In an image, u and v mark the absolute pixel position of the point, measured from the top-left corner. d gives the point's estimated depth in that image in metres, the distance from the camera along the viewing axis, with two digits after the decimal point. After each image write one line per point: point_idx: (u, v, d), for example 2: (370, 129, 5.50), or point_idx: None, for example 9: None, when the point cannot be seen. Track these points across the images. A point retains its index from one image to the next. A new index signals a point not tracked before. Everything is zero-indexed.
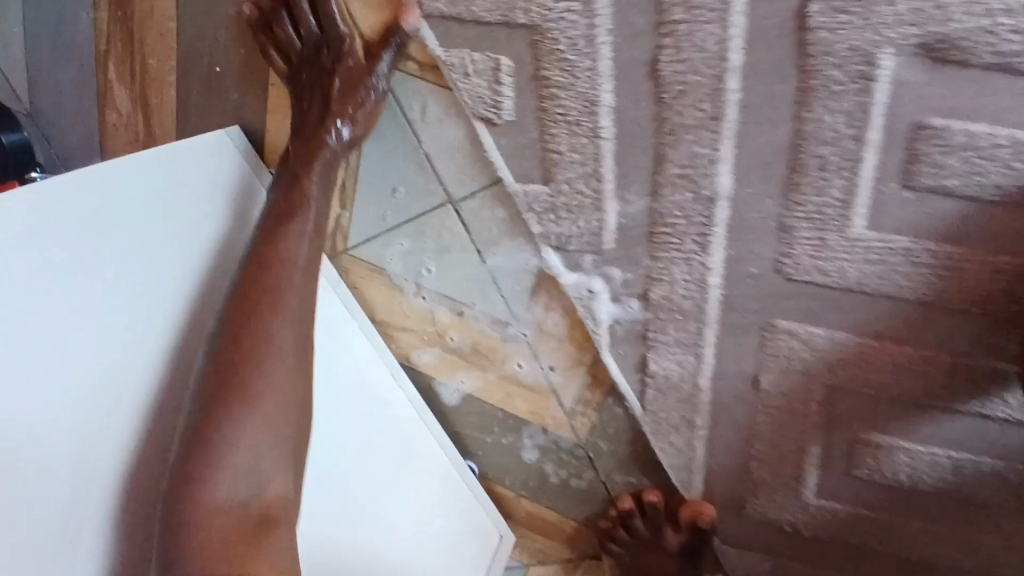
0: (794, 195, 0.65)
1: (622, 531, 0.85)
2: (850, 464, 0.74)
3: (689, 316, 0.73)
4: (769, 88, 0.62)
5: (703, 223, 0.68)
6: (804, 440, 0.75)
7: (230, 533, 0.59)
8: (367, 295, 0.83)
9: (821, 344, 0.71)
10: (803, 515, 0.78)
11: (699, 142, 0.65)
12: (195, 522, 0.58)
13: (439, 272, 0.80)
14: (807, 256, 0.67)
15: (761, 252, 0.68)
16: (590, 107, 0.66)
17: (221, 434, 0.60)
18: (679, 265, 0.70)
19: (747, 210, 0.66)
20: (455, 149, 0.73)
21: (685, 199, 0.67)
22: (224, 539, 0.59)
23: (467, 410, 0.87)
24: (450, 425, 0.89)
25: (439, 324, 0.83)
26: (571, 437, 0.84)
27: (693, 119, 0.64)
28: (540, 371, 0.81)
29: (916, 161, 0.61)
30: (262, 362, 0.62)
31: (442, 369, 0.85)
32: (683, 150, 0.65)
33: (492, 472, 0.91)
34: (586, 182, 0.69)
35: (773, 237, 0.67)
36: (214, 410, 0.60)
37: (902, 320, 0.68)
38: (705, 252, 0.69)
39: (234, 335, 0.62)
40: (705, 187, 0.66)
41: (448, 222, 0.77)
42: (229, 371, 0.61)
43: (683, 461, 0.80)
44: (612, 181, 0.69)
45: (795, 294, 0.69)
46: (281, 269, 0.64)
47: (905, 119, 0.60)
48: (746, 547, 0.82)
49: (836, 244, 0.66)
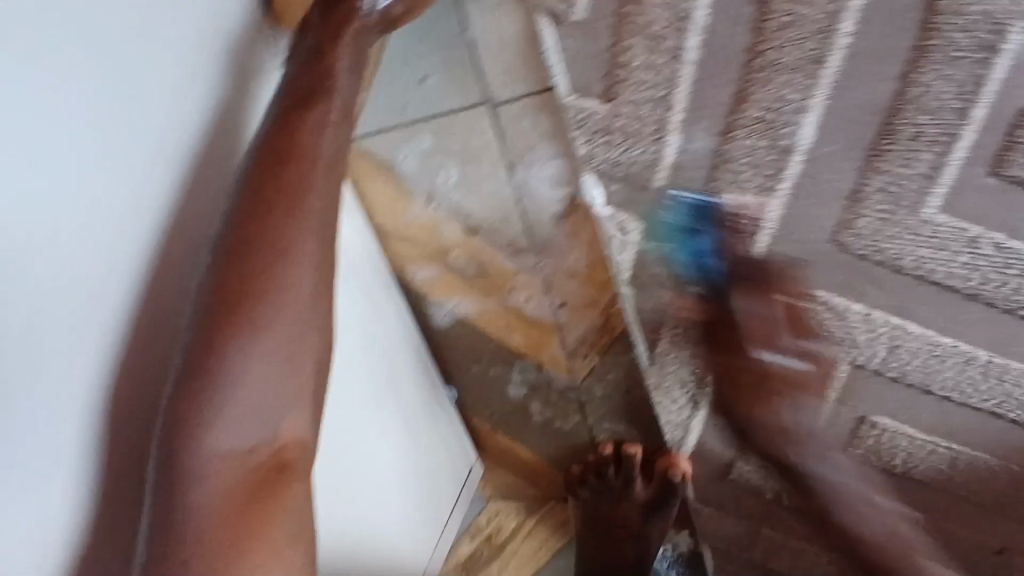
0: (874, 161, 0.60)
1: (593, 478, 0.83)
2: (848, 442, 0.73)
3: (725, 272, 0.67)
4: (883, 40, 0.54)
5: (770, 175, 0.62)
6: (811, 415, 0.73)
7: (234, 486, 0.47)
8: (367, 195, 0.71)
9: (856, 324, 0.67)
10: (786, 484, 0.78)
11: (792, 86, 0.58)
12: (196, 468, 0.45)
13: (458, 181, 0.70)
14: (869, 229, 0.62)
15: (822, 218, 0.63)
16: (680, 23, 0.57)
17: (242, 347, 0.46)
18: (731, 217, 0.64)
19: (820, 170, 0.61)
20: (508, 42, 0.62)
21: (757, 145, 0.61)
22: (224, 497, 0.46)
23: (458, 334, 0.81)
24: (435, 349, 0.83)
25: (445, 240, 0.74)
26: (565, 379, 0.79)
27: (792, 59, 0.57)
28: (550, 307, 0.75)
29: (1010, 151, 0.56)
30: (293, 271, 0.48)
31: (439, 286, 0.78)
32: (771, 91, 0.58)
33: (471, 402, 0.86)
34: (651, 109, 0.61)
35: (839, 203, 0.62)
36: (238, 314, 0.46)
37: (946, 311, 0.64)
38: (764, 207, 0.63)
39: (266, 212, 0.47)
40: (784, 135, 0.60)
41: (481, 127, 0.67)
42: (256, 257, 0.47)
43: (680, 416, 0.77)
44: (681, 112, 0.61)
45: (844, 268, 0.64)
46: (304, 190, 0.49)
47: (1014, 104, 0.54)
48: (719, 506, 0.82)
49: (903, 220, 0.61)
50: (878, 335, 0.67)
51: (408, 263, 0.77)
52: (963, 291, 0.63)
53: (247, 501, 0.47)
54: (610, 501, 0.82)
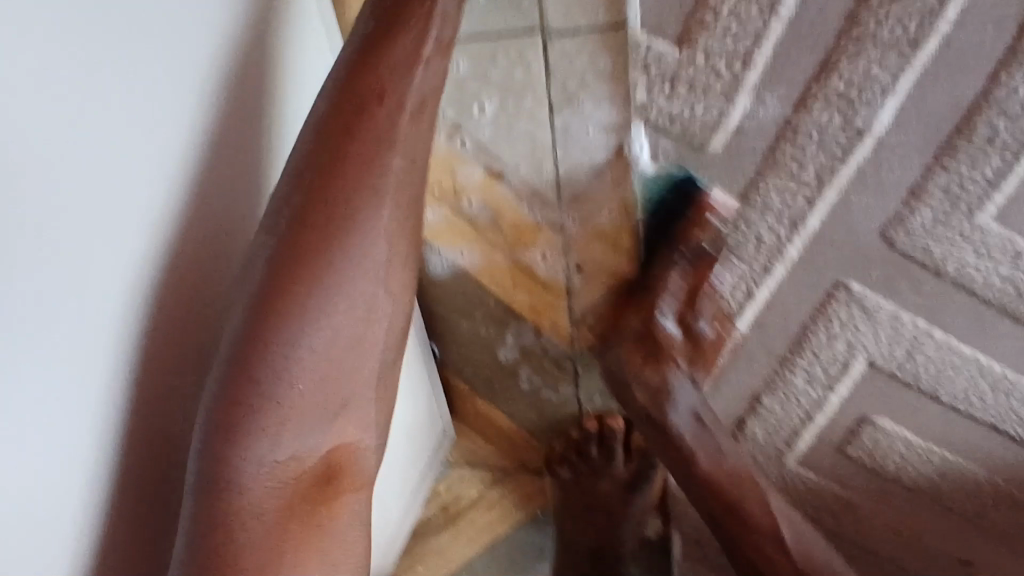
0: (944, 157, 0.57)
1: (574, 456, 0.78)
2: (844, 441, 0.72)
3: (762, 254, 0.64)
4: (981, 35, 0.50)
5: (835, 156, 0.58)
6: (813, 408, 0.71)
7: (291, 494, 0.49)
8: None
9: (881, 321, 0.65)
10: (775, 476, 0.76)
11: (882, 64, 0.54)
12: (246, 480, 0.45)
13: (488, 116, 0.62)
14: (920, 227, 0.60)
15: (875, 210, 0.60)
16: None
17: (292, 355, 0.44)
18: (782, 194, 0.61)
19: (887, 160, 0.58)
20: None
21: (829, 122, 0.57)
22: (281, 500, 0.48)
23: (454, 285, 0.74)
24: (424, 298, 0.75)
25: (460, 178, 0.67)
26: (564, 347, 0.74)
27: (887, 36, 0.53)
28: (565, 269, 0.69)
29: None
30: (353, 269, 0.46)
31: (442, 229, 0.70)
32: (858, 66, 0.55)
33: (453, 359, 0.79)
34: (726, 65, 0.56)
35: (897, 197, 0.59)
36: (288, 319, 0.44)
37: (973, 320, 0.63)
38: (820, 189, 0.60)
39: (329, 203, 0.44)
40: (859, 117, 0.56)
41: (527, 61, 0.59)
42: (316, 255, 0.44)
43: (677, 399, 0.74)
44: (757, 74, 0.56)
45: (885, 263, 0.62)
46: (376, 161, 0.45)
47: None
48: None
49: (957, 223, 0.59)
50: (900, 338, 0.65)
51: None
52: (993, 304, 0.62)
53: (295, 504, 0.49)
54: (594, 479, 0.77)
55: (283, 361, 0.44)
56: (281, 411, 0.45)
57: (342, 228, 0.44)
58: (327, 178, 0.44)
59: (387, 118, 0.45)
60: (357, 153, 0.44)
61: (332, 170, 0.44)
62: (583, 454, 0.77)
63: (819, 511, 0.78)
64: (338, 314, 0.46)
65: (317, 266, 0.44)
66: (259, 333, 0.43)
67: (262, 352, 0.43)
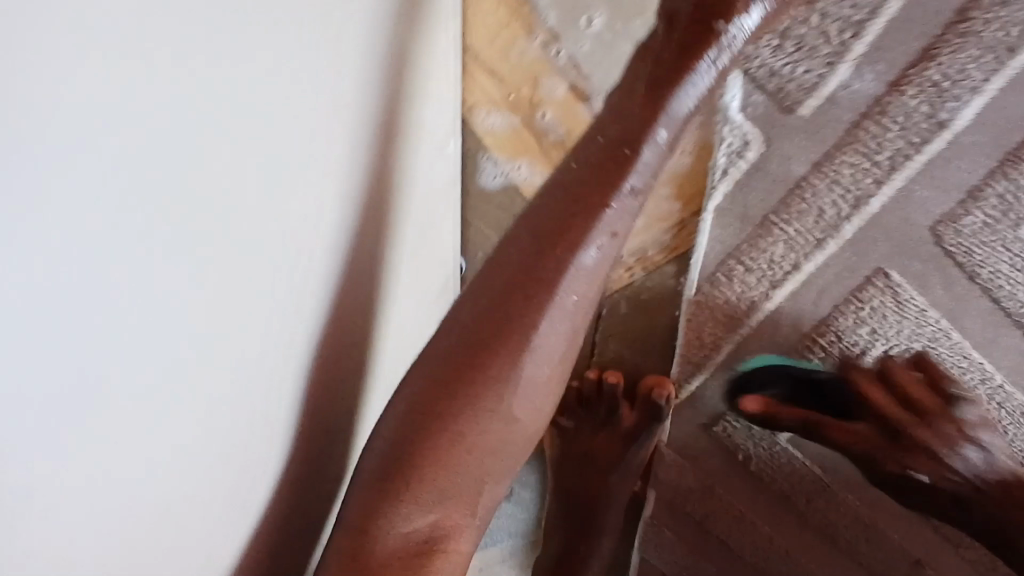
0: (1008, 165, 0.60)
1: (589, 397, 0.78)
2: (839, 428, 0.75)
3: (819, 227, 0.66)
4: None
5: (913, 144, 0.61)
6: (820, 391, 0.73)
7: (436, 504, 0.57)
8: (473, 10, 0.63)
9: (909, 314, 0.68)
10: (763, 452, 0.78)
11: (980, 62, 0.57)
12: (421, 496, 0.55)
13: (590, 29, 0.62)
14: (969, 229, 0.63)
15: (933, 204, 0.63)
16: None
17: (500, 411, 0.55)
18: (855, 171, 0.63)
19: (957, 157, 0.60)
20: None
21: (916, 109, 0.60)
22: (428, 510, 0.56)
23: (503, 201, 0.73)
24: (469, 209, 0.74)
25: (542, 91, 0.66)
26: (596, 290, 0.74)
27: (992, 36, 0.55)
28: None
29: None
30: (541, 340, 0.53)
31: (508, 141, 0.69)
32: (957, 59, 0.57)
33: None
34: (838, 30, 0.57)
35: (955, 196, 0.62)
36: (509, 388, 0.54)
37: (990, 328, 0.67)
38: (891, 173, 0.62)
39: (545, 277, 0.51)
40: (945, 110, 0.59)
41: None
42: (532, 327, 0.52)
43: (695, 357, 0.75)
44: (863, 46, 0.58)
45: (927, 258, 0.65)
46: (575, 251, 0.50)
47: None
48: (688, 457, 0.81)
49: (1002, 232, 0.62)
50: (920, 334, 0.69)
51: (482, 103, 0.68)
52: (1013, 315, 0.66)
53: (414, 559, 0.57)
54: (605, 417, 0.78)
55: (469, 420, 0.54)
56: (473, 456, 0.56)
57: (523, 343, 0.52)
58: (510, 287, 0.52)
59: (557, 304, 0.51)
60: (544, 292, 0.51)
61: (517, 288, 0.51)
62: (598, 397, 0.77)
63: (791, 492, 0.79)
64: (509, 401, 0.54)
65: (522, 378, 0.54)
66: (446, 399, 0.53)
67: (450, 415, 0.54)
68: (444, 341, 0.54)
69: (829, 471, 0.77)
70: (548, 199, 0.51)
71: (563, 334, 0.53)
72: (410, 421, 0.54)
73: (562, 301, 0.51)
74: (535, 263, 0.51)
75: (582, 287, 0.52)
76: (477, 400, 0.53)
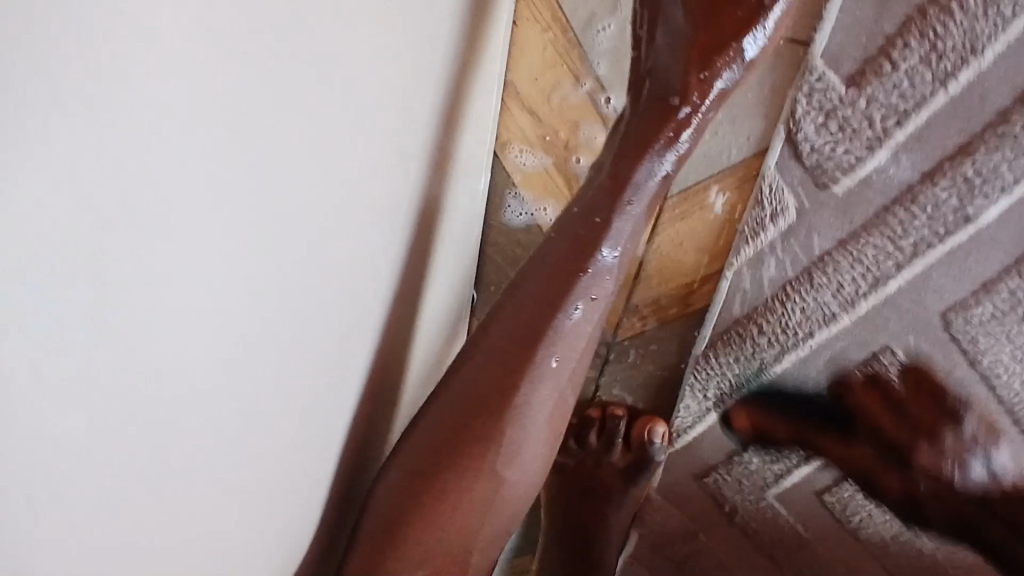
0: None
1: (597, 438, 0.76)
2: (824, 490, 0.76)
3: (835, 300, 0.67)
4: None
5: (936, 233, 0.62)
6: (812, 454, 0.75)
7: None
8: (519, 48, 0.63)
9: None
10: (748, 505, 0.79)
11: (1012, 164, 0.59)
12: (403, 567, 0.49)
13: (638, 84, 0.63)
14: (977, 318, 0.65)
15: (945, 291, 0.65)
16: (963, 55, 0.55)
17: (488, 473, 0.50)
18: (878, 252, 0.64)
19: (975, 251, 0.62)
20: None
21: (945, 200, 0.61)
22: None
23: (523, 239, 0.72)
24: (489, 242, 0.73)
25: (580, 136, 0.66)
26: (605, 335, 0.74)
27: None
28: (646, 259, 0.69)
29: None
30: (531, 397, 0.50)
31: (536, 181, 0.69)
32: (991, 159, 0.59)
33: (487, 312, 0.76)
34: (882, 116, 0.59)
35: (969, 287, 0.64)
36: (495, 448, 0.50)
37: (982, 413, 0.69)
38: (912, 258, 0.64)
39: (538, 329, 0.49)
40: (972, 205, 0.61)
41: None
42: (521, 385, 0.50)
43: (694, 410, 0.76)
44: (904, 135, 0.59)
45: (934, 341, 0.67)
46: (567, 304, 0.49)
47: None
48: (676, 504, 0.82)
49: (1008, 324, 0.65)
50: None
51: (516, 141, 0.67)
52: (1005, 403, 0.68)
53: None
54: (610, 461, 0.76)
55: (458, 484, 0.49)
56: (465, 525, 0.50)
57: (510, 405, 0.50)
58: (496, 355, 0.50)
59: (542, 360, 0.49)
60: (528, 353, 0.49)
61: (502, 354, 0.50)
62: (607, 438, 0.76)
63: (771, 547, 0.81)
64: (500, 469, 0.51)
65: (511, 441, 0.50)
66: (436, 471, 0.49)
67: (439, 477, 0.49)
68: (436, 420, 0.50)
69: (810, 529, 0.79)
70: (529, 284, 0.50)
71: (546, 394, 0.51)
72: (400, 499, 0.49)
73: (547, 359, 0.50)
74: (527, 331, 0.49)
75: (563, 351, 0.50)
76: (468, 468, 0.50)
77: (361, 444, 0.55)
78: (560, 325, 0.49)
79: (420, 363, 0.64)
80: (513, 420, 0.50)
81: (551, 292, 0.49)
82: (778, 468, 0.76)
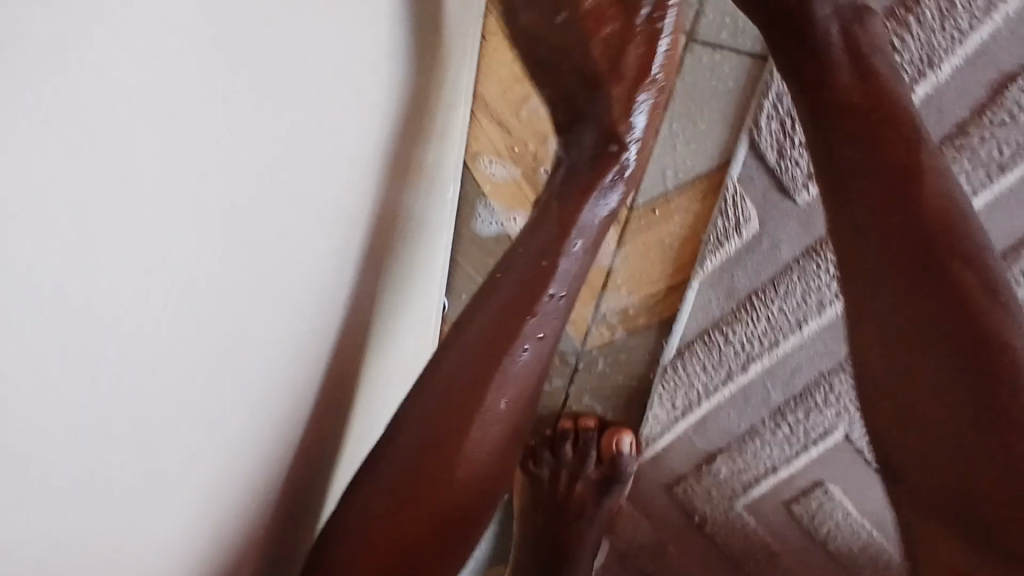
0: None
1: (567, 447, 0.77)
2: (793, 499, 0.77)
3: (802, 308, 0.67)
4: None
5: None
6: (781, 463, 0.75)
7: None
8: (490, 59, 0.64)
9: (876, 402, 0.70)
10: (719, 516, 0.79)
11: (969, 176, 0.60)
12: None
13: None
14: None
15: None
16: (921, 68, 0.57)
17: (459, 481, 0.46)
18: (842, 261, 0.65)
19: None
20: None
21: None
22: None
23: (493, 247, 0.72)
24: (459, 251, 0.73)
25: (549, 148, 0.67)
26: (575, 343, 0.74)
27: (983, 154, 0.59)
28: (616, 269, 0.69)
29: None
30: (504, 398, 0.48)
31: (506, 189, 0.69)
32: (950, 171, 0.60)
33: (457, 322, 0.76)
34: None
35: None
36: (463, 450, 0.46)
37: None
38: None
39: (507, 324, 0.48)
40: None
41: None
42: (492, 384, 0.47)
43: (665, 419, 0.76)
44: None
45: None
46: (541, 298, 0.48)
47: None
48: (648, 517, 0.81)
49: None
50: None
51: (485, 150, 0.67)
52: None
53: None
54: (578, 469, 0.76)
55: (430, 490, 0.45)
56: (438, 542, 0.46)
57: (460, 438, 0.46)
58: (443, 390, 0.47)
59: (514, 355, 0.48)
60: (501, 350, 0.48)
61: (450, 390, 0.47)
62: (578, 447, 0.76)
63: (743, 559, 0.81)
64: (453, 509, 0.46)
65: (463, 478, 0.46)
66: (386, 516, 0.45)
67: (416, 486, 0.46)
68: (387, 469, 0.46)
69: (780, 540, 0.79)
70: (503, 289, 0.49)
71: (499, 428, 0.48)
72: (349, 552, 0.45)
73: (498, 395, 0.47)
74: (499, 331, 0.48)
75: (512, 393, 0.48)
76: (419, 509, 0.45)
77: (322, 463, 0.53)
78: (508, 362, 0.48)
79: (389, 374, 0.63)
80: (464, 453, 0.46)
81: (498, 329, 0.48)
82: (747, 478, 0.77)
